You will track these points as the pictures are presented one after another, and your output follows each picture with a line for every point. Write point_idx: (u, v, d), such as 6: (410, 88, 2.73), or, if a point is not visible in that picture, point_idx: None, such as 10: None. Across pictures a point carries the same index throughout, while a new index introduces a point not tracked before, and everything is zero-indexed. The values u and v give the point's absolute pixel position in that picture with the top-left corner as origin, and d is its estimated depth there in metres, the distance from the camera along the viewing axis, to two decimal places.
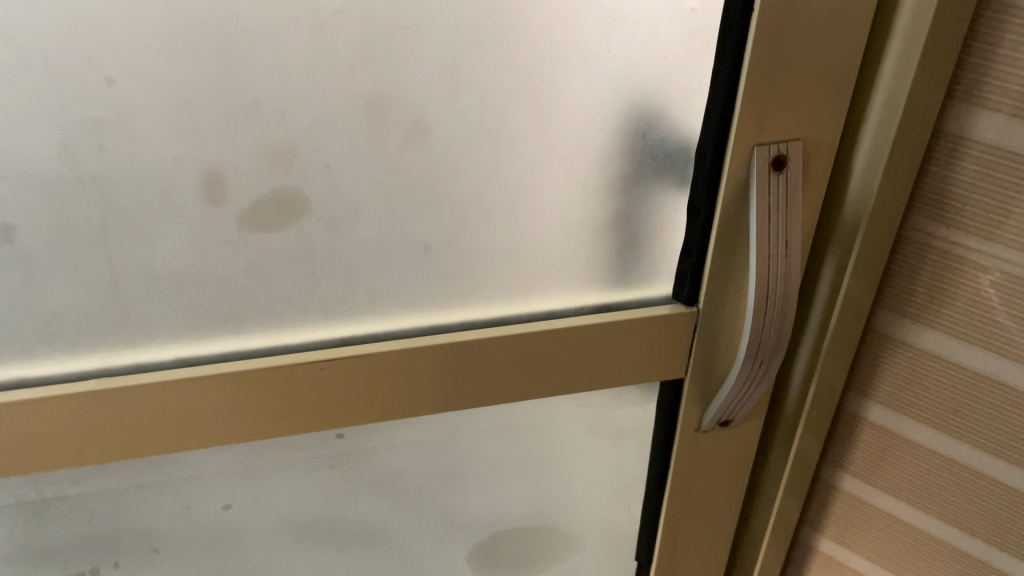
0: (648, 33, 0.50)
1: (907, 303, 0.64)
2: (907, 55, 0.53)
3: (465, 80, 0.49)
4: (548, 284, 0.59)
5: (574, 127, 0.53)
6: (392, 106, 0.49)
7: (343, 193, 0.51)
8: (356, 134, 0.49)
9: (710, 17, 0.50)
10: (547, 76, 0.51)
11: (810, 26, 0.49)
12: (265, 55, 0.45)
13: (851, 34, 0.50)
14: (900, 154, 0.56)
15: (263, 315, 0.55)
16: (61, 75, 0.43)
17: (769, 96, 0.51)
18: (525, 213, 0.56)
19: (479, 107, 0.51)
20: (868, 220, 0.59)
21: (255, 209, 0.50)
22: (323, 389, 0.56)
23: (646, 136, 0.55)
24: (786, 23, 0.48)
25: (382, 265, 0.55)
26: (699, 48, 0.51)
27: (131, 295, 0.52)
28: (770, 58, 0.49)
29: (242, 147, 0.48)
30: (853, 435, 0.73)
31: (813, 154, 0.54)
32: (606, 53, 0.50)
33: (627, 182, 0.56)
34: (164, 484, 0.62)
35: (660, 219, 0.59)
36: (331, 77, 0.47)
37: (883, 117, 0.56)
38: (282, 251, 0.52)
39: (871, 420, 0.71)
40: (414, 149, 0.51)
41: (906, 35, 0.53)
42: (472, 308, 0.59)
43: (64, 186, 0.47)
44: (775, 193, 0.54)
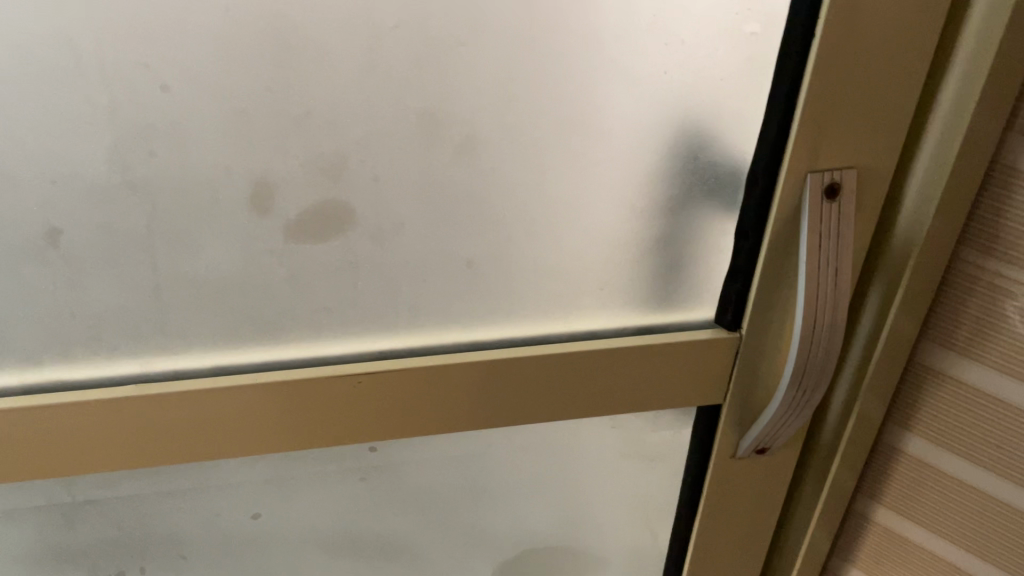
0: (705, 56, 0.49)
1: (952, 336, 0.62)
2: (968, 84, 0.52)
3: (517, 97, 0.49)
4: (589, 303, 0.59)
5: (623, 148, 0.52)
6: (442, 121, 0.48)
7: (389, 206, 0.51)
8: (405, 148, 0.49)
9: (768, 41, 0.49)
10: (599, 95, 0.50)
11: (872, 53, 0.48)
12: (320, 66, 0.45)
13: (913, 63, 0.49)
14: (955, 184, 0.55)
15: (302, 325, 0.54)
16: (116, 81, 0.43)
17: (826, 122, 0.50)
18: (570, 232, 0.55)
19: (530, 124, 0.50)
20: (919, 250, 0.58)
21: (301, 220, 0.50)
22: (359, 401, 0.56)
23: (697, 158, 0.54)
24: (847, 49, 0.47)
25: (424, 280, 0.54)
26: (756, 72, 0.51)
27: (173, 302, 0.51)
28: (828, 85, 0.48)
29: (291, 157, 0.47)
30: (889, 467, 0.71)
31: (867, 183, 0.53)
32: (660, 75, 0.50)
33: (675, 203, 0.55)
34: (195, 490, 0.62)
35: (706, 242, 0.58)
36: (384, 90, 0.46)
37: (940, 147, 0.55)
38: (325, 262, 0.52)
39: (909, 453, 0.69)
40: (462, 165, 0.50)
41: (968, 64, 0.52)
42: (512, 326, 0.58)
43: (113, 192, 0.47)
44: (826, 221, 0.53)
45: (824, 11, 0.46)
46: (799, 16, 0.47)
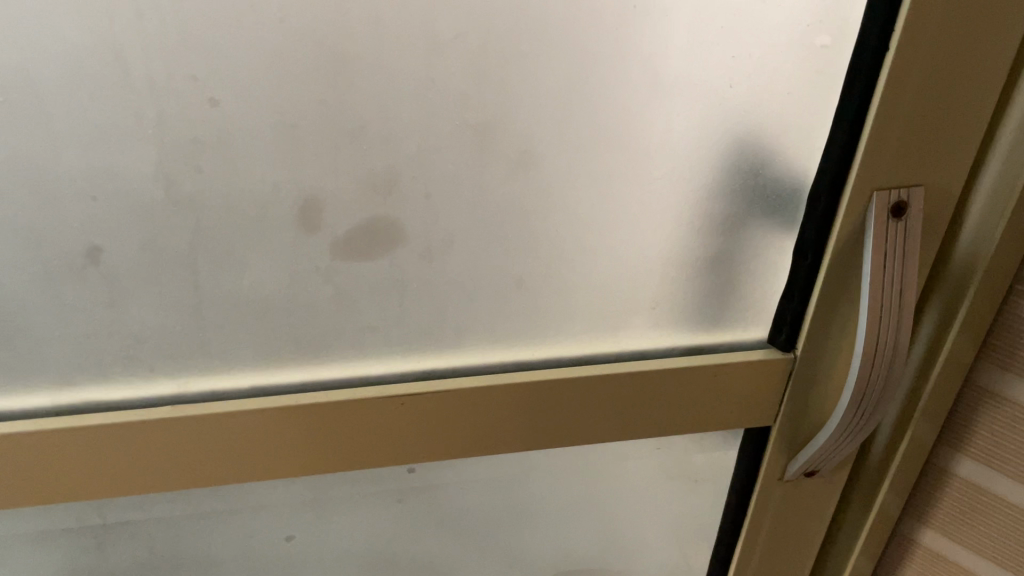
0: (771, 70, 0.47)
1: (1011, 358, 0.60)
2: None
3: (575, 112, 0.47)
4: (639, 323, 0.57)
5: (680, 164, 0.50)
6: (498, 137, 0.46)
7: (440, 224, 0.49)
8: (459, 164, 0.47)
9: (836, 54, 0.47)
10: (660, 109, 0.48)
11: (946, 68, 0.46)
12: (374, 79, 0.43)
13: (986, 79, 0.47)
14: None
15: (345, 344, 0.52)
16: (163, 94, 0.42)
17: (895, 139, 0.48)
18: (621, 250, 0.53)
19: (587, 140, 0.48)
20: (983, 270, 0.56)
21: (348, 238, 0.48)
22: (402, 423, 0.54)
23: (757, 174, 0.52)
24: (921, 67, 0.45)
25: (472, 299, 0.52)
26: (821, 86, 0.49)
27: (213, 321, 0.49)
28: (899, 102, 0.46)
29: (342, 174, 0.45)
30: (938, 490, 0.69)
31: (934, 201, 0.51)
32: (723, 90, 0.48)
33: (731, 221, 0.53)
34: (228, 512, 0.60)
35: (761, 260, 0.56)
36: (439, 105, 0.44)
37: (1007, 164, 0.53)
38: (371, 281, 0.50)
39: (959, 476, 0.67)
40: (516, 182, 0.48)
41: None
42: (560, 346, 0.56)
43: (156, 209, 0.45)
44: (891, 241, 0.51)
45: (898, 26, 0.44)
46: (874, 31, 0.45)
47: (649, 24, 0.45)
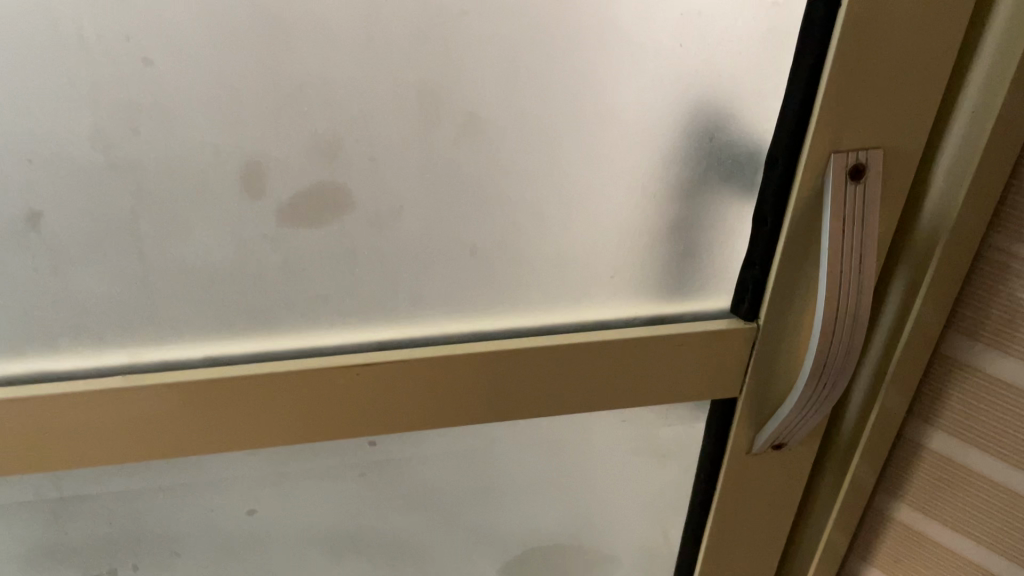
0: (723, 29, 0.46)
1: (979, 327, 0.59)
2: (1002, 56, 0.49)
3: (524, 74, 0.46)
4: (599, 292, 0.56)
5: (631, 126, 0.50)
6: (444, 98, 0.45)
7: (388, 190, 0.48)
8: (405, 128, 0.46)
9: (790, 13, 0.46)
10: (614, 71, 0.47)
11: (902, 24, 0.45)
12: (312, 38, 0.42)
13: (945, 35, 0.46)
14: (986, 164, 0.52)
15: (298, 314, 0.52)
16: (96, 55, 0.41)
17: (852, 98, 0.47)
18: (577, 215, 0.53)
19: (535, 103, 0.47)
20: (947, 236, 0.55)
21: (294, 205, 0.47)
22: (359, 394, 0.53)
23: (713, 139, 0.51)
24: (875, 26, 0.44)
25: (425, 268, 0.52)
26: (776, 47, 0.48)
27: (161, 290, 0.49)
28: (852, 62, 0.45)
29: (284, 138, 0.45)
30: (911, 464, 0.68)
31: (893, 164, 0.50)
32: (676, 50, 0.47)
33: (689, 189, 0.53)
34: (189, 486, 0.59)
35: (722, 227, 0.55)
36: (381, 66, 0.44)
37: (971, 124, 0.51)
38: (320, 248, 0.49)
39: (930, 448, 0.67)
40: (464, 146, 0.48)
41: (1001, 34, 0.48)
42: (517, 317, 0.55)
43: (95, 173, 0.44)
44: (849, 206, 0.50)
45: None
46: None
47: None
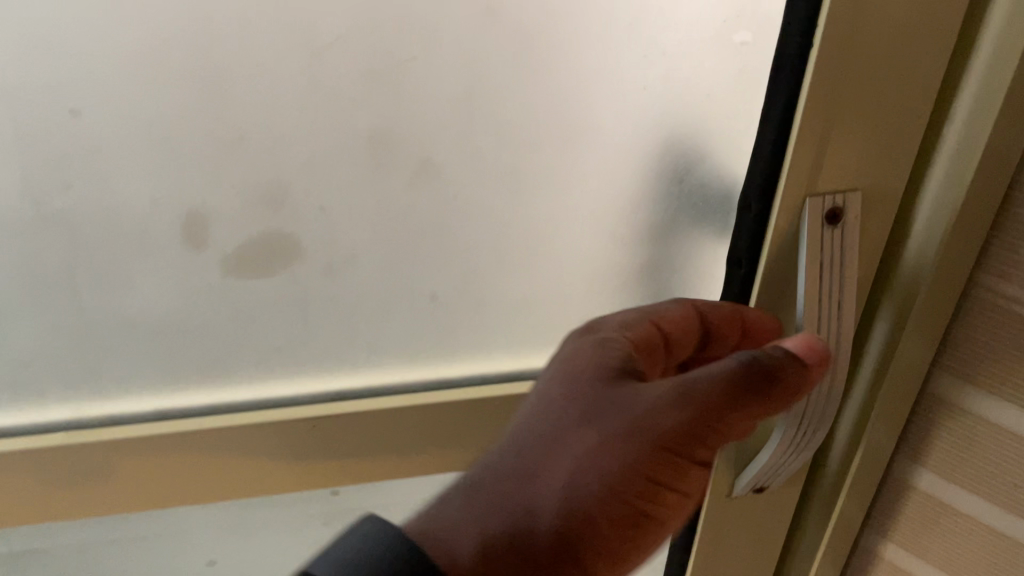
0: (689, 67, 0.44)
1: (971, 364, 0.51)
2: (983, 102, 0.43)
3: (477, 118, 0.43)
4: (570, 337, 0.53)
5: (590, 169, 0.46)
6: (395, 144, 0.43)
7: (339, 237, 0.45)
8: (354, 175, 0.43)
9: (761, 50, 0.43)
10: (575, 113, 0.44)
11: (878, 64, 0.41)
12: (250, 85, 0.40)
13: (926, 76, 0.42)
14: (967, 223, 0.46)
15: (249, 364, 0.49)
16: (19, 107, 0.39)
17: (826, 140, 0.43)
18: (542, 256, 0.49)
19: (491, 147, 0.44)
20: (924, 292, 0.49)
21: (241, 254, 0.45)
22: (310, 449, 0.50)
23: (683, 181, 0.48)
24: (849, 65, 0.40)
25: (382, 315, 0.49)
26: (748, 85, 0.44)
27: (103, 343, 0.47)
28: (825, 103, 0.41)
29: (225, 187, 0.42)
30: (893, 515, 0.62)
31: (874, 206, 0.46)
32: (640, 89, 0.44)
33: (658, 230, 0.50)
34: (146, 534, 0.57)
35: (695, 268, 0.52)
36: (326, 112, 0.41)
37: (950, 175, 0.46)
38: (271, 297, 0.47)
39: (919, 486, 0.59)
40: (418, 192, 0.45)
41: (984, 79, 0.43)
42: (483, 365, 0.53)
43: (26, 228, 0.42)
44: (826, 250, 0.46)
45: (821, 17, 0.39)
46: (793, 28, 0.40)
47: (551, 16, 0.41)
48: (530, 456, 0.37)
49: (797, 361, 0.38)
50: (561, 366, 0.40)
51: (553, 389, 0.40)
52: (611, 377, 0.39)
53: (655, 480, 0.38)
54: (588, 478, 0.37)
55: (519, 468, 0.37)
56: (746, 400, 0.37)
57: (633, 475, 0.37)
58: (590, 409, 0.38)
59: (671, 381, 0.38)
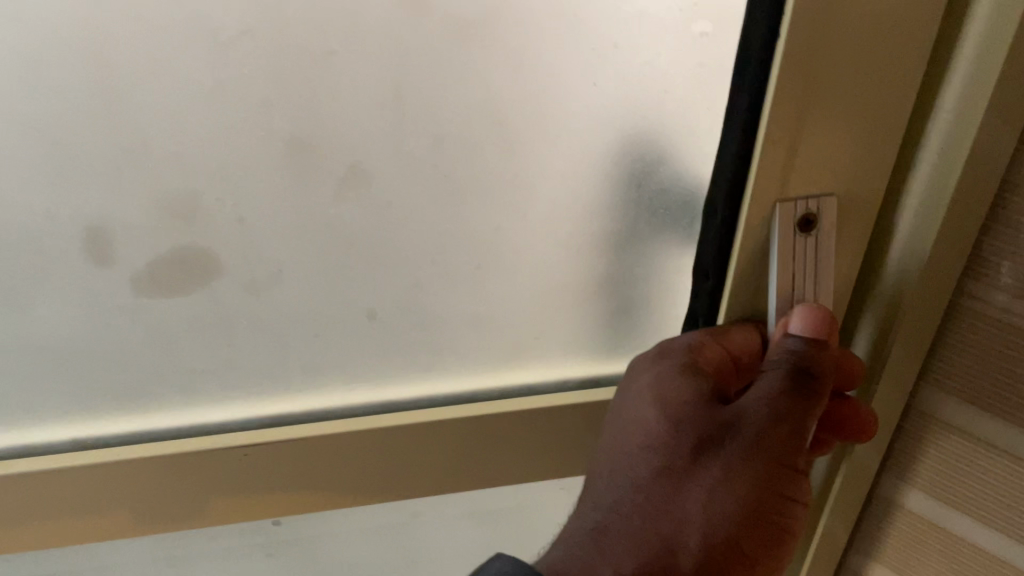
0: (644, 63, 0.39)
1: (964, 383, 0.40)
2: (977, 83, 0.34)
3: (408, 123, 0.39)
4: (526, 357, 0.49)
5: (539, 171, 0.42)
6: (317, 150, 0.39)
7: (262, 252, 0.41)
8: (274, 183, 0.39)
9: (722, 43, 0.38)
10: (518, 115, 0.40)
11: (855, 50, 0.35)
12: (149, 87, 0.36)
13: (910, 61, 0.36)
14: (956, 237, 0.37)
15: (171, 390, 0.45)
16: None
17: (797, 133, 0.37)
18: (488, 266, 0.45)
19: (425, 154, 0.40)
20: (905, 314, 0.39)
21: (154, 271, 0.41)
22: (231, 477, 0.46)
23: (642, 187, 0.44)
24: (825, 47, 0.35)
25: (316, 334, 0.45)
26: (710, 81, 0.40)
27: (11, 366, 0.43)
28: (797, 91, 0.36)
29: (130, 198, 0.39)
30: (879, 518, 0.47)
31: (853, 214, 0.40)
32: (589, 86, 0.40)
33: (618, 243, 0.46)
34: (86, 551, 0.54)
35: (662, 285, 0.47)
36: (237, 115, 0.37)
37: (937, 174, 0.37)
38: (190, 317, 0.43)
39: (918, 515, 0.45)
40: (347, 203, 0.41)
41: (979, 56, 0.34)
42: (431, 387, 0.48)
43: None
44: (799, 261, 0.41)
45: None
46: (754, 14, 0.36)
47: (486, 5, 0.36)
48: (659, 489, 0.36)
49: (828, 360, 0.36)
50: (647, 390, 0.39)
51: (638, 427, 0.38)
52: (689, 402, 0.37)
53: (780, 497, 0.35)
54: (714, 510, 0.35)
55: (651, 499, 0.36)
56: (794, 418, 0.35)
57: (769, 497, 0.35)
58: (680, 441, 0.37)
59: (753, 395, 0.36)
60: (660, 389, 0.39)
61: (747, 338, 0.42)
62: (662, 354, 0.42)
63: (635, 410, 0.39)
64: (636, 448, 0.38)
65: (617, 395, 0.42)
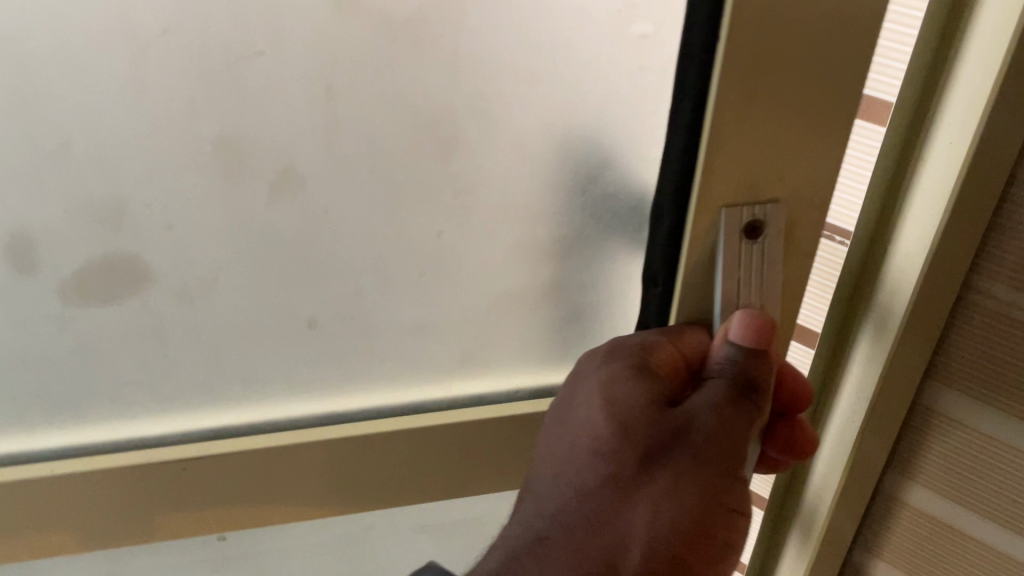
0: (584, 63, 0.38)
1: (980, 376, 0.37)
2: (985, 70, 0.32)
3: (340, 124, 0.38)
4: (475, 366, 0.48)
5: (480, 178, 0.41)
6: (246, 151, 0.37)
7: (194, 256, 0.40)
8: (205, 185, 0.38)
9: (663, 41, 0.37)
10: (460, 118, 0.39)
11: (792, 39, 0.33)
12: (69, 86, 0.35)
13: (851, 45, 0.34)
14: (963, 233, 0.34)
15: (103, 400, 0.44)
16: None
17: (742, 135, 0.36)
18: (432, 270, 0.43)
19: (362, 156, 0.39)
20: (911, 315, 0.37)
21: (80, 276, 0.40)
22: (163, 490, 0.44)
23: (586, 192, 0.42)
24: (770, 41, 0.33)
25: (254, 342, 0.44)
26: (652, 81, 0.38)
27: None
28: (742, 89, 0.34)
29: (51, 202, 0.37)
30: (880, 519, 0.45)
31: (802, 220, 0.39)
32: (531, 87, 0.38)
33: (564, 251, 0.44)
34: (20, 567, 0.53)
35: (610, 289, 0.46)
36: (162, 115, 0.36)
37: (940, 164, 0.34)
38: (120, 324, 0.42)
39: (917, 507, 0.43)
40: (280, 206, 0.39)
41: (981, 58, 0.32)
42: (375, 397, 0.47)
43: None
44: (746, 269, 0.39)
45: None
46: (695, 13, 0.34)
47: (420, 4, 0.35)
48: (609, 497, 0.36)
49: (759, 369, 0.38)
50: (597, 393, 0.38)
51: (584, 430, 0.38)
52: (640, 408, 0.37)
53: (724, 512, 0.36)
54: (660, 521, 0.35)
55: (599, 507, 0.36)
56: (743, 432, 0.36)
57: (713, 512, 0.36)
58: (631, 449, 0.36)
59: (706, 403, 0.37)
60: (612, 391, 0.38)
61: (701, 341, 0.41)
62: (611, 351, 0.40)
63: (581, 411, 0.38)
64: (585, 453, 0.37)
65: (561, 392, 0.40)
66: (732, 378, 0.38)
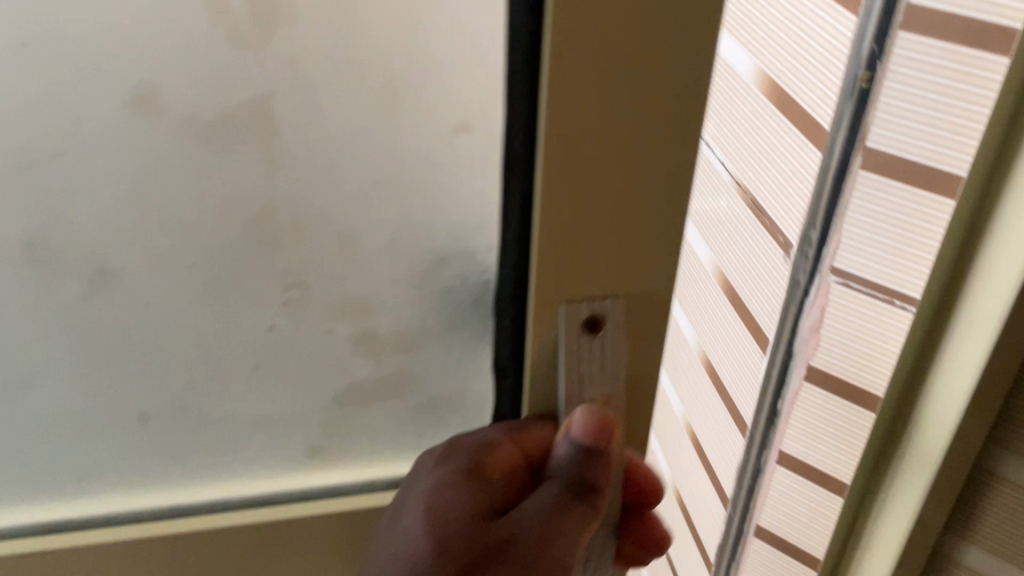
0: (409, 158, 0.37)
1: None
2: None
3: (155, 223, 0.37)
4: (327, 456, 0.47)
5: (314, 279, 0.40)
6: (58, 251, 0.37)
7: (13, 353, 0.39)
8: (17, 284, 0.37)
9: (483, 129, 0.37)
10: (281, 218, 0.38)
11: (626, 106, 0.34)
12: None
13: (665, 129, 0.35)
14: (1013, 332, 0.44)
15: None
16: None
17: (573, 222, 0.36)
18: (268, 362, 0.42)
19: (182, 253, 0.38)
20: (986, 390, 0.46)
21: None
22: None
23: (428, 281, 0.41)
24: (587, 115, 0.34)
25: (87, 438, 0.43)
26: (478, 169, 0.38)
27: None
28: (562, 170, 0.35)
29: None
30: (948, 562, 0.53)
31: (639, 311, 0.40)
32: (350, 187, 0.37)
33: (406, 340, 0.43)
34: None
35: (456, 378, 0.45)
36: None
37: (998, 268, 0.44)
38: None
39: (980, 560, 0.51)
40: (101, 304, 0.39)
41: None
42: (223, 487, 0.46)
43: None
44: (588, 360, 0.40)
45: (546, 52, 0.32)
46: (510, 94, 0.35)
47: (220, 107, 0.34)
48: None
49: (584, 484, 0.40)
50: (423, 502, 0.40)
51: (405, 546, 0.39)
52: (456, 530, 0.39)
53: None
54: None
55: None
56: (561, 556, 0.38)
57: None
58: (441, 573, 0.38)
59: (523, 524, 0.38)
60: (433, 507, 0.40)
61: (545, 434, 0.42)
62: (448, 455, 0.42)
63: (409, 515, 0.41)
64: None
65: (398, 493, 0.43)
66: (555, 496, 0.39)
